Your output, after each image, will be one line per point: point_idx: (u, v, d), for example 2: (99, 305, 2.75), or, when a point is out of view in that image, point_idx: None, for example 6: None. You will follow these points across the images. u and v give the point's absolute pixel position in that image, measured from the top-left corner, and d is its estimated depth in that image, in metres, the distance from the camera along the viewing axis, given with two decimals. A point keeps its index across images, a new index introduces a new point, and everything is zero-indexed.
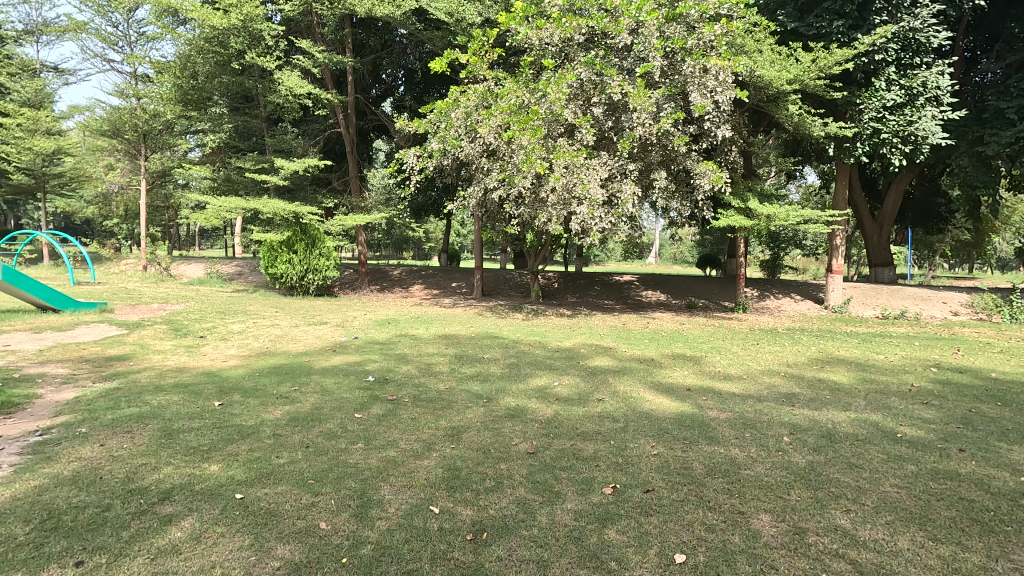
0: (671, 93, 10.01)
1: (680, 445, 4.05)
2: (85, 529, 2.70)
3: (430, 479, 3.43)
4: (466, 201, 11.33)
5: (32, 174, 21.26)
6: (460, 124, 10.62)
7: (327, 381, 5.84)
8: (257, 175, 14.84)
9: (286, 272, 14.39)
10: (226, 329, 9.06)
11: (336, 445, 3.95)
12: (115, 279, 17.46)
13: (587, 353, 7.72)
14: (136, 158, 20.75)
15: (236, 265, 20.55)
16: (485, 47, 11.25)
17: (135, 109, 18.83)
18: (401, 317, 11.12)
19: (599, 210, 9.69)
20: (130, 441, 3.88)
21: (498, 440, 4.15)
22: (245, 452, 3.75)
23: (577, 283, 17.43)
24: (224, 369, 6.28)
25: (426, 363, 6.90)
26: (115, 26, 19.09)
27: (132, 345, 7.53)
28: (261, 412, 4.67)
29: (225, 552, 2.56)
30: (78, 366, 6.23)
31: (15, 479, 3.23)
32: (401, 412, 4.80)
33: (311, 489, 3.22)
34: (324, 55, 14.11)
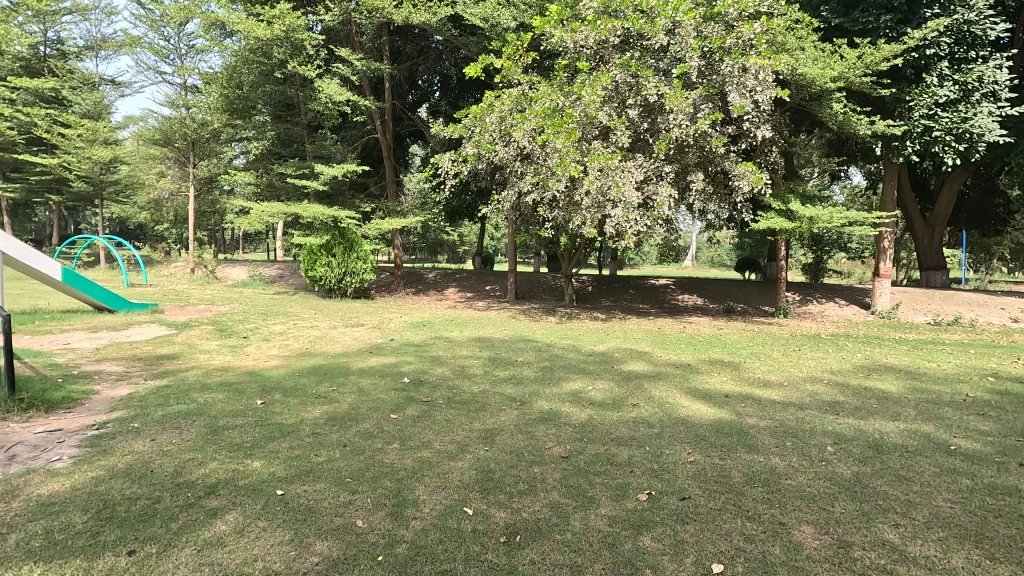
0: (709, 94, 9.83)
1: (718, 453, 3.97)
2: (134, 521, 2.82)
3: (465, 481, 3.46)
4: (499, 205, 11.37)
5: (91, 182, 22.43)
6: (494, 128, 10.66)
7: (364, 381, 5.96)
8: (298, 181, 15.27)
9: (325, 275, 14.76)
10: (267, 330, 9.36)
11: (373, 445, 4.03)
12: (165, 281, 18.25)
13: (622, 357, 7.65)
14: (185, 166, 21.69)
15: (278, 268, 21.24)
16: (519, 51, 11.23)
17: (186, 118, 19.66)
18: (435, 320, 11.26)
19: (634, 213, 9.56)
20: (179, 437, 4.05)
21: (531, 443, 4.14)
22: (286, 450, 3.86)
23: (612, 286, 17.30)
24: (266, 369, 6.49)
25: (461, 365, 6.98)
26: (167, 40, 20.01)
27: (180, 344, 7.87)
28: (301, 411, 4.80)
29: (265, 546, 2.63)
30: (131, 364, 6.54)
31: (74, 470, 3.42)
32: (436, 413, 4.86)
33: (348, 487, 3.28)
34: (362, 63, 14.46)
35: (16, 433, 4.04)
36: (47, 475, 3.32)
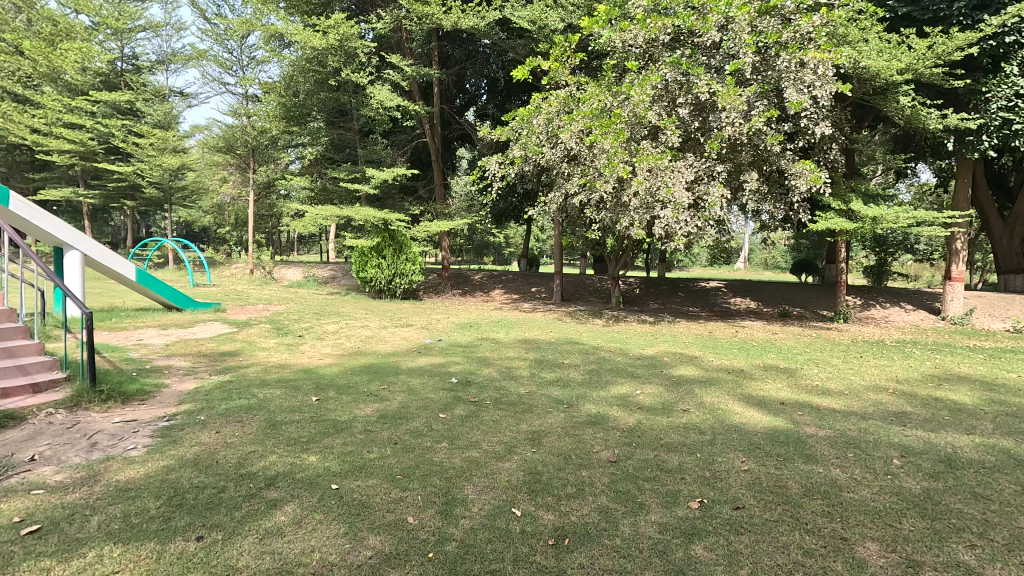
0: (763, 90, 9.51)
1: (774, 462, 3.82)
2: (202, 508, 2.98)
3: (514, 482, 3.47)
4: (546, 206, 11.37)
5: (162, 188, 23.86)
6: (542, 130, 10.67)
7: (413, 381, 6.07)
8: (351, 185, 15.76)
9: (376, 276, 15.17)
10: (321, 329, 9.68)
11: (422, 443, 4.10)
12: (227, 281, 19.22)
13: (671, 361, 7.49)
14: (246, 172, 22.79)
15: (331, 269, 21.96)
16: (568, 52, 11.18)
17: (247, 127, 20.62)
18: (482, 321, 11.37)
19: (685, 214, 9.35)
20: (242, 429, 4.26)
21: (579, 447, 4.12)
22: (340, 446, 3.98)
23: (660, 289, 16.99)
24: (321, 366, 6.73)
25: (508, 366, 7.01)
26: (230, 53, 21.06)
27: (241, 342, 8.25)
28: (353, 408, 4.95)
29: (321, 538, 2.72)
30: (197, 360, 6.92)
31: (147, 458, 3.65)
32: (483, 414, 4.90)
33: (399, 484, 3.36)
34: (413, 69, 14.79)
35: (96, 422, 4.34)
36: (124, 463, 3.55)
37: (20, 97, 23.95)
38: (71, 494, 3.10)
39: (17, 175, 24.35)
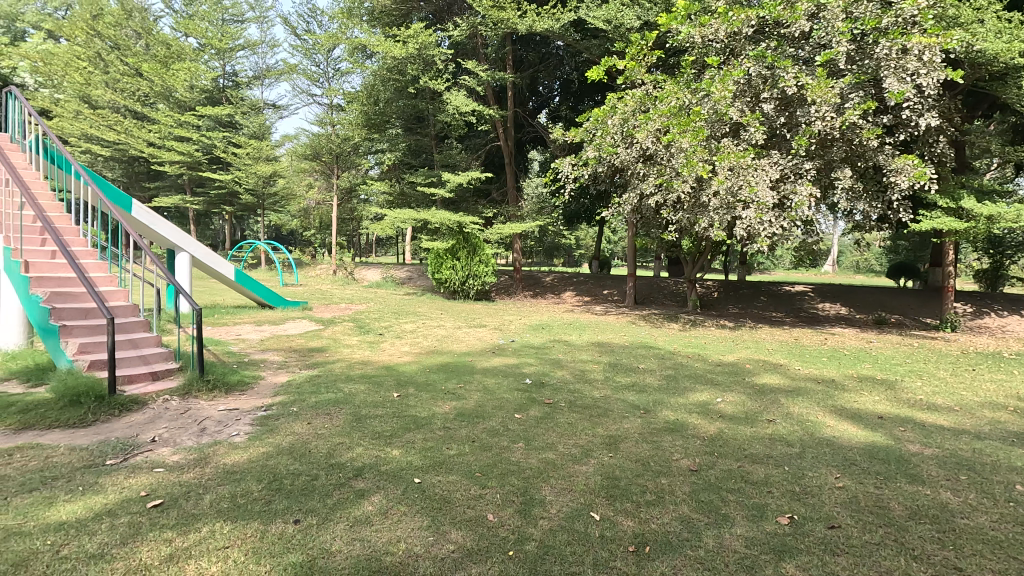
0: (859, 81, 8.84)
1: (873, 481, 3.56)
2: (298, 493, 3.19)
3: (591, 485, 3.45)
4: (620, 208, 11.17)
5: (256, 194, 25.70)
6: (617, 131, 10.52)
7: (488, 381, 6.17)
8: (427, 189, 16.26)
9: (450, 277, 15.55)
10: (399, 328, 10.05)
11: (499, 442, 4.17)
12: (313, 281, 20.41)
13: (754, 369, 7.14)
14: (330, 178, 24.09)
15: (407, 270, 22.76)
16: (644, 50, 10.95)
17: (331, 135, 21.77)
18: (554, 323, 11.36)
19: (769, 214, 8.88)
20: (331, 422, 4.52)
21: (657, 453, 4.03)
22: (421, 441, 4.13)
23: (740, 293, 16.24)
24: (400, 364, 7.00)
25: (581, 369, 6.97)
26: (318, 66, 22.36)
27: (327, 339, 8.74)
28: (432, 405, 5.11)
29: (406, 529, 2.84)
30: (289, 355, 7.41)
31: (249, 444, 3.96)
32: (558, 416, 4.90)
33: (479, 482, 3.43)
34: (488, 74, 15.05)
35: (205, 409, 4.76)
36: (229, 447, 3.87)
37: (138, 115, 26.62)
38: (187, 474, 3.42)
39: (135, 184, 27.05)
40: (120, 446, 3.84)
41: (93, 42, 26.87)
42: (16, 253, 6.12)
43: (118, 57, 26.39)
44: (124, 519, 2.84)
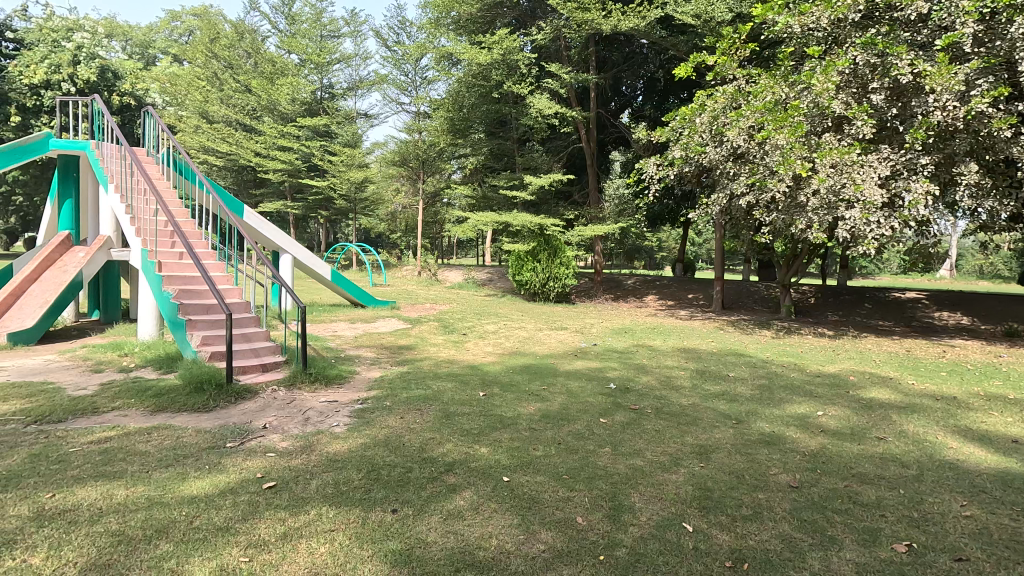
0: (988, 65, 7.92)
1: (1008, 512, 3.18)
2: (394, 484, 3.35)
3: (683, 495, 3.35)
4: (707, 209, 10.73)
5: (349, 199, 27.23)
6: (706, 129, 10.11)
7: (572, 384, 6.15)
8: (510, 192, 16.45)
9: (531, 279, 15.63)
10: (482, 329, 10.26)
11: (585, 446, 4.15)
12: (400, 282, 21.31)
13: (859, 382, 6.61)
14: (416, 182, 25.04)
15: (488, 272, 23.19)
16: (737, 44, 10.45)
17: (418, 141, 22.59)
18: (637, 327, 11.11)
19: (877, 214, 8.18)
20: (421, 417, 4.70)
21: (753, 467, 3.83)
22: (507, 440, 4.20)
23: (840, 299, 15.08)
24: (484, 364, 7.14)
25: (667, 376, 6.77)
26: (407, 75, 23.35)
27: (414, 337, 9.09)
28: (518, 406, 5.17)
29: (497, 526, 2.90)
30: (381, 352, 7.78)
31: (348, 435, 4.20)
32: (645, 422, 4.80)
33: (566, 484, 3.44)
34: (571, 76, 15.02)
35: (308, 400, 5.12)
36: (331, 437, 4.13)
37: (247, 127, 29.03)
38: (295, 459, 3.69)
39: (244, 191, 29.53)
40: (237, 431, 4.21)
41: (210, 63, 29.65)
42: (151, 254, 6.91)
43: (231, 75, 28.92)
44: (244, 498, 3.12)
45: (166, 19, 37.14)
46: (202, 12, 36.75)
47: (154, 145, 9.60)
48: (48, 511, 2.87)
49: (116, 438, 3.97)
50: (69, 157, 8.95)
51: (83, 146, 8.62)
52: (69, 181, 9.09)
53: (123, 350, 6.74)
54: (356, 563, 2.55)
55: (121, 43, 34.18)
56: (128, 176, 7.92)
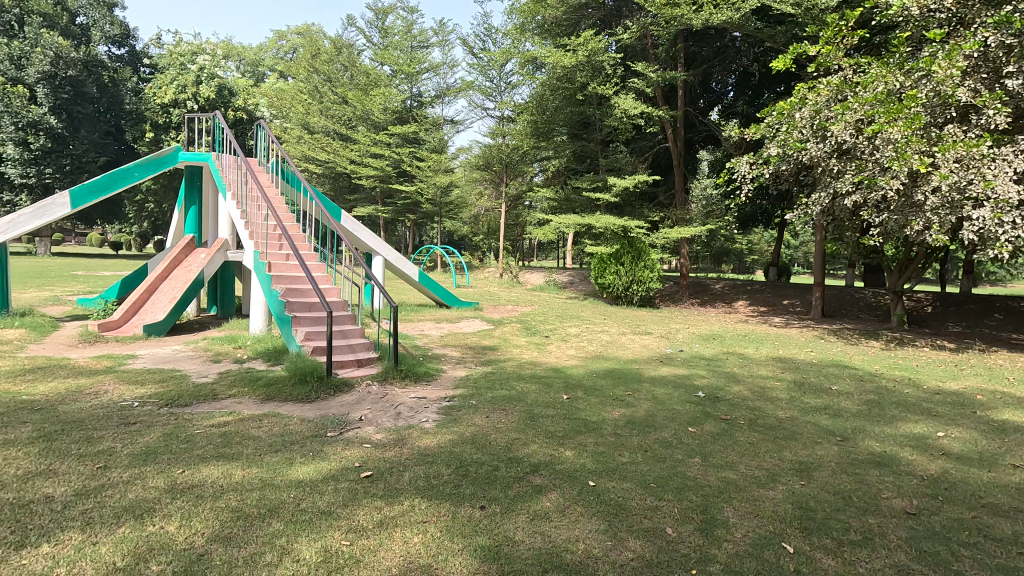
0: None
1: None
2: (481, 482, 3.43)
3: (782, 513, 3.16)
4: (807, 210, 10.02)
5: (435, 202, 28.19)
6: (806, 124, 9.44)
7: (658, 391, 5.99)
8: (593, 194, 16.31)
9: (614, 282, 15.37)
10: (564, 332, 10.24)
11: (673, 455, 4.03)
12: (482, 284, 21.75)
13: (988, 402, 5.90)
14: (499, 185, 25.45)
15: (570, 275, 23.09)
16: (843, 31, 9.68)
17: (502, 145, 22.96)
18: (726, 334, 10.61)
19: (1011, 214, 7.28)
20: (506, 417, 4.77)
21: (861, 488, 3.54)
22: (592, 445, 4.17)
23: (964, 308, 13.55)
24: (567, 367, 7.13)
25: (761, 386, 6.41)
26: (492, 81, 23.81)
27: (497, 338, 9.25)
28: (602, 410, 5.12)
29: (584, 530, 2.89)
30: (465, 352, 7.99)
31: (436, 430, 4.36)
32: (737, 434, 4.58)
33: (654, 492, 3.36)
34: (658, 74, 14.64)
35: (400, 395, 5.37)
36: (421, 432, 4.31)
37: (343, 137, 30.84)
38: (388, 452, 3.88)
39: (340, 197, 31.38)
40: (336, 421, 4.50)
41: (312, 77, 31.80)
42: (263, 255, 7.57)
43: (330, 88, 30.86)
44: (343, 485, 3.33)
45: (274, 39, 40.30)
46: (305, 31, 39.53)
47: (264, 155, 10.45)
48: (179, 485, 3.21)
49: (232, 423, 4.37)
50: (193, 167, 9.96)
51: (206, 158, 9.56)
52: (194, 189, 10.11)
53: (237, 342, 7.41)
54: (447, 555, 2.64)
55: (236, 63, 37.52)
56: (244, 185, 8.72)
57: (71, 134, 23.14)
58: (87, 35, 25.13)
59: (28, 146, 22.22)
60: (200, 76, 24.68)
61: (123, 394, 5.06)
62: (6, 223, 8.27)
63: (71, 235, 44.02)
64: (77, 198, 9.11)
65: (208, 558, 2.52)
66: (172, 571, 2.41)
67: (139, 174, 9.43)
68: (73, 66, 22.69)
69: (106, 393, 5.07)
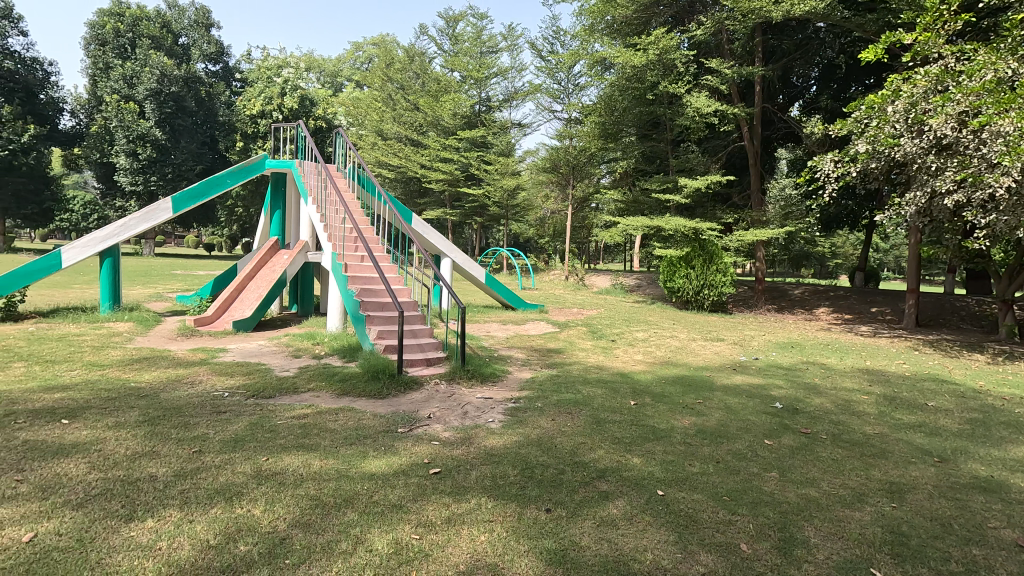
0: None
1: None
2: (547, 484, 3.43)
3: (870, 537, 2.94)
4: (899, 211, 9.24)
5: (502, 205, 28.47)
6: (900, 118, 8.73)
7: (731, 400, 5.74)
8: (662, 196, 15.92)
9: (684, 286, 14.90)
10: (631, 336, 10.04)
11: (748, 468, 3.85)
12: (547, 286, 21.73)
13: None
14: (566, 188, 25.34)
15: (637, 278, 22.63)
16: (944, 16, 8.89)
17: (569, 148, 22.86)
18: (806, 342, 10.01)
19: None
20: (572, 421, 4.74)
21: (964, 515, 3.23)
22: (661, 453, 4.05)
23: None
24: (635, 372, 6.98)
25: (845, 399, 6.00)
26: (560, 83, 23.78)
27: (563, 341, 9.21)
28: (671, 418, 4.97)
29: (653, 540, 2.82)
30: (531, 354, 8.02)
31: (502, 431, 4.40)
32: (819, 449, 4.31)
33: (727, 506, 3.22)
34: (733, 70, 14.07)
35: (467, 395, 5.47)
36: (487, 432, 4.36)
37: (414, 142, 31.81)
38: (456, 450, 3.96)
39: (410, 201, 32.34)
40: (406, 418, 4.64)
41: (386, 86, 33.01)
42: (340, 257, 7.94)
43: (403, 96, 31.93)
44: (413, 480, 3.42)
45: (351, 50, 42.21)
46: (380, 41, 41.15)
47: (341, 161, 10.95)
48: (263, 472, 3.43)
49: (311, 415, 4.62)
50: (278, 174, 10.60)
51: (289, 165, 10.16)
52: (278, 194, 10.76)
53: (315, 339, 7.82)
54: (513, 556, 2.66)
55: (317, 75, 39.63)
56: (322, 190, 9.18)
57: (173, 145, 25.29)
58: (188, 54, 27.46)
59: (137, 156, 24.49)
60: (285, 88, 26.27)
61: (215, 385, 5.47)
62: (119, 226, 9.12)
63: (172, 237, 48.10)
64: (177, 203, 9.90)
65: (289, 542, 2.67)
66: (257, 552, 2.58)
67: (231, 180, 10.15)
68: (176, 82, 24.80)
69: (200, 383, 5.50)
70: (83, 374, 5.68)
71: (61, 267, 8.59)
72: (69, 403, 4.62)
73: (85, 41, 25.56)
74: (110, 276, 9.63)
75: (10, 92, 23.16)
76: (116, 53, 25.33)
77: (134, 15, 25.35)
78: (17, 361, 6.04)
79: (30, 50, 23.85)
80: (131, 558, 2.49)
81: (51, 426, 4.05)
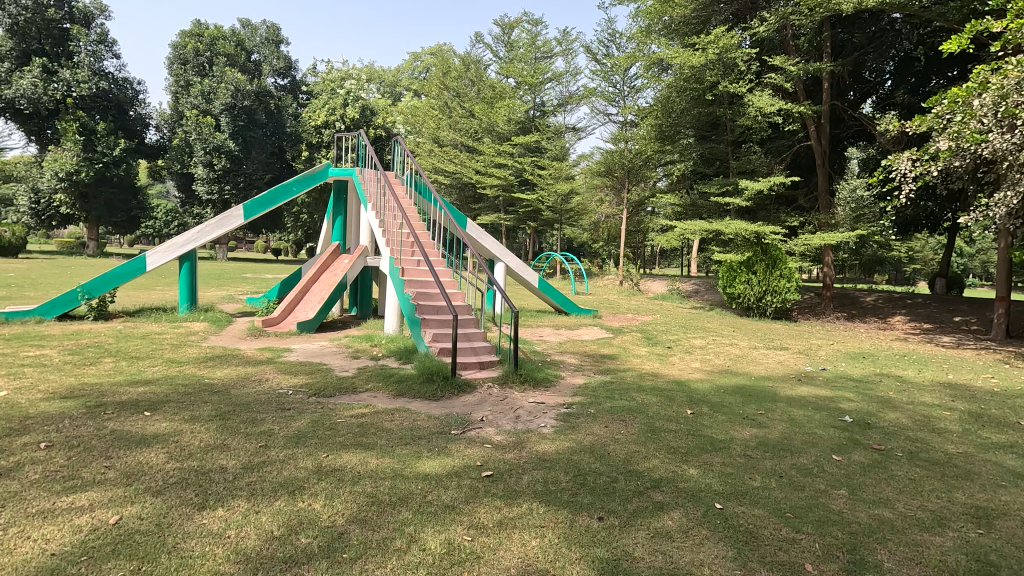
0: None
1: None
2: (600, 492, 3.38)
3: (952, 565, 2.74)
4: (986, 212, 8.55)
5: (557, 209, 28.42)
6: (987, 113, 7.99)
7: (796, 412, 5.45)
8: (722, 199, 15.38)
9: (745, 292, 14.31)
10: (688, 343, 9.77)
11: (814, 484, 3.65)
12: (602, 291, 21.47)
13: None
14: (621, 191, 25.01)
15: (696, 284, 21.96)
16: None
17: (624, 151, 22.52)
18: (880, 353, 9.38)
19: None
20: (627, 429, 4.64)
21: None
22: (720, 465, 3.91)
23: None
24: (692, 380, 6.79)
25: (924, 415, 5.57)
26: (615, 86, 23.53)
27: (616, 347, 9.06)
28: (731, 429, 4.79)
29: (710, 555, 2.73)
30: (584, 360, 7.91)
31: (553, 437, 4.37)
32: (894, 467, 4.03)
33: (790, 523, 3.07)
34: (799, 66, 13.48)
35: (519, 399, 5.48)
36: (539, 437, 4.35)
37: (470, 149, 32.25)
38: (508, 454, 3.97)
39: (465, 206, 32.74)
40: (460, 421, 4.70)
41: (442, 94, 33.65)
42: (397, 261, 8.21)
43: (459, 103, 32.44)
44: (466, 482, 3.46)
45: (410, 60, 43.43)
46: (437, 51, 42.22)
47: (399, 168, 11.26)
48: (324, 468, 3.57)
49: (368, 415, 4.76)
50: (340, 182, 11.04)
51: (350, 172, 10.52)
52: (340, 201, 11.19)
53: (373, 340, 8.07)
54: (565, 563, 2.64)
55: (377, 86, 41.18)
56: (381, 196, 9.50)
57: (245, 156, 26.83)
58: (259, 69, 29.16)
59: (213, 167, 26.08)
60: (347, 99, 27.42)
61: (281, 383, 5.75)
62: (195, 233, 9.69)
63: (243, 245, 50.65)
64: (247, 210, 10.45)
65: (347, 537, 2.76)
66: (317, 545, 2.68)
67: (296, 189, 10.64)
68: (248, 96, 26.44)
69: (267, 381, 5.80)
70: (163, 369, 6.11)
71: (146, 270, 9.14)
72: (151, 397, 4.98)
73: (169, 60, 27.46)
74: (188, 278, 10.27)
75: (105, 109, 25.15)
76: (196, 71, 27.09)
77: (212, 35, 27.16)
78: (107, 357, 6.58)
79: (122, 71, 25.92)
80: (203, 544, 2.65)
81: (135, 418, 4.37)
